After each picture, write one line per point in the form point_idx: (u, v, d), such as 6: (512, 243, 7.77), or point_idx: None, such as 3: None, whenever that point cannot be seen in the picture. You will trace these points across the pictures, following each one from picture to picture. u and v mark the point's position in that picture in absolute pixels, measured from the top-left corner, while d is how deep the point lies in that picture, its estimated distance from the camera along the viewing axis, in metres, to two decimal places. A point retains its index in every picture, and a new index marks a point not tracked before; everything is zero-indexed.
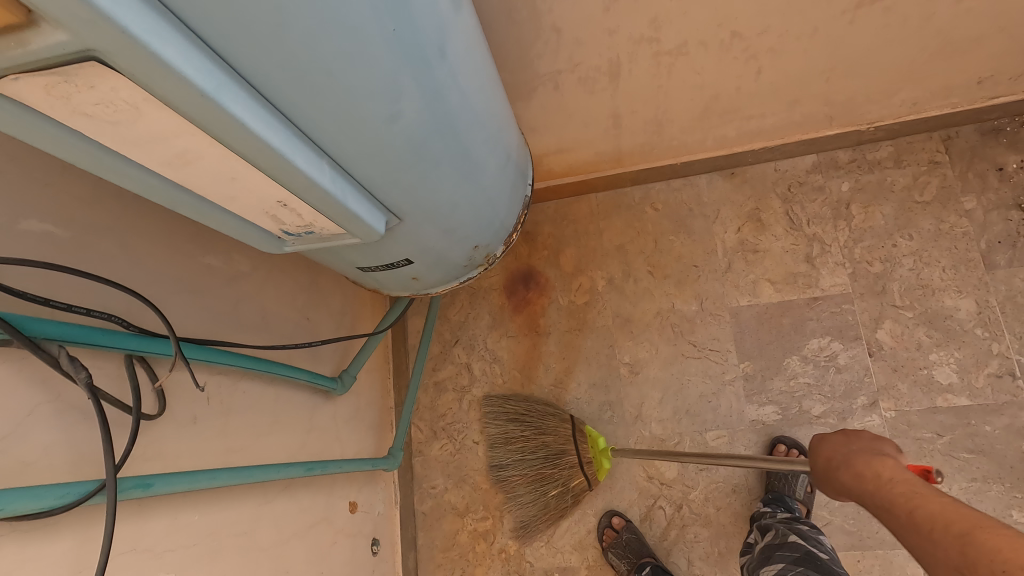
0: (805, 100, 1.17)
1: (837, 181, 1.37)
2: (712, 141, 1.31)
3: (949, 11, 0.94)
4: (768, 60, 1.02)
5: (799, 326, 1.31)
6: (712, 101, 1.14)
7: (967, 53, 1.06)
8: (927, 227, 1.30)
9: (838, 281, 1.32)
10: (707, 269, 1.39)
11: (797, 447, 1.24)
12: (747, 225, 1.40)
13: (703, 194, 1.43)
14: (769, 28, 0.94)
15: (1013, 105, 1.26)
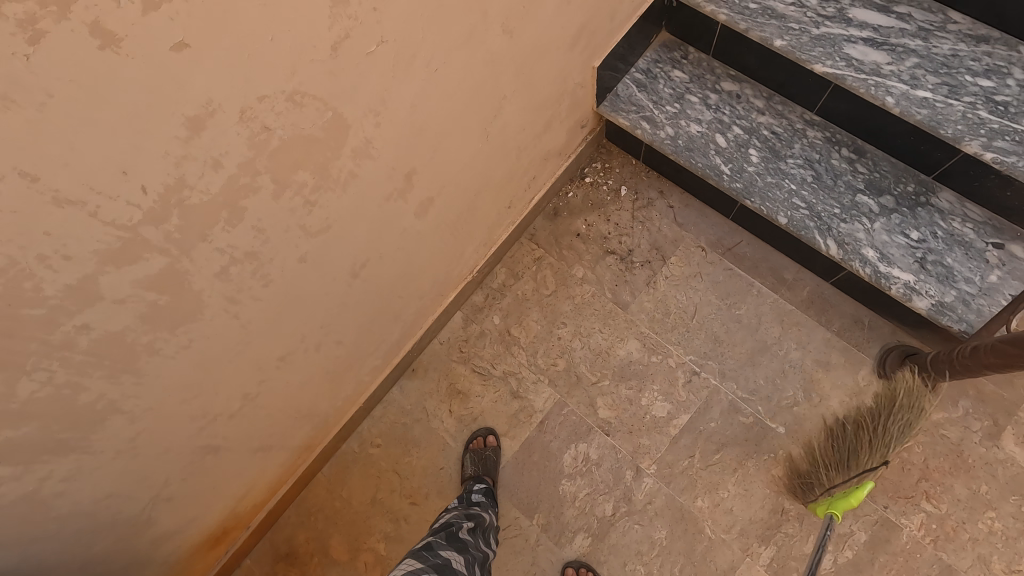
0: (404, 310, 1.27)
1: (488, 320, 1.50)
2: (370, 373, 1.35)
3: (426, 222, 1.10)
4: (336, 331, 1.08)
5: (548, 453, 1.39)
6: (331, 373, 1.17)
7: (476, 212, 1.25)
8: (569, 308, 1.49)
9: (546, 394, 1.43)
10: (452, 462, 1.41)
11: (583, 567, 1.30)
12: (454, 402, 1.46)
13: (404, 403, 1.46)
14: (307, 331, 1.00)
15: (547, 192, 1.52)
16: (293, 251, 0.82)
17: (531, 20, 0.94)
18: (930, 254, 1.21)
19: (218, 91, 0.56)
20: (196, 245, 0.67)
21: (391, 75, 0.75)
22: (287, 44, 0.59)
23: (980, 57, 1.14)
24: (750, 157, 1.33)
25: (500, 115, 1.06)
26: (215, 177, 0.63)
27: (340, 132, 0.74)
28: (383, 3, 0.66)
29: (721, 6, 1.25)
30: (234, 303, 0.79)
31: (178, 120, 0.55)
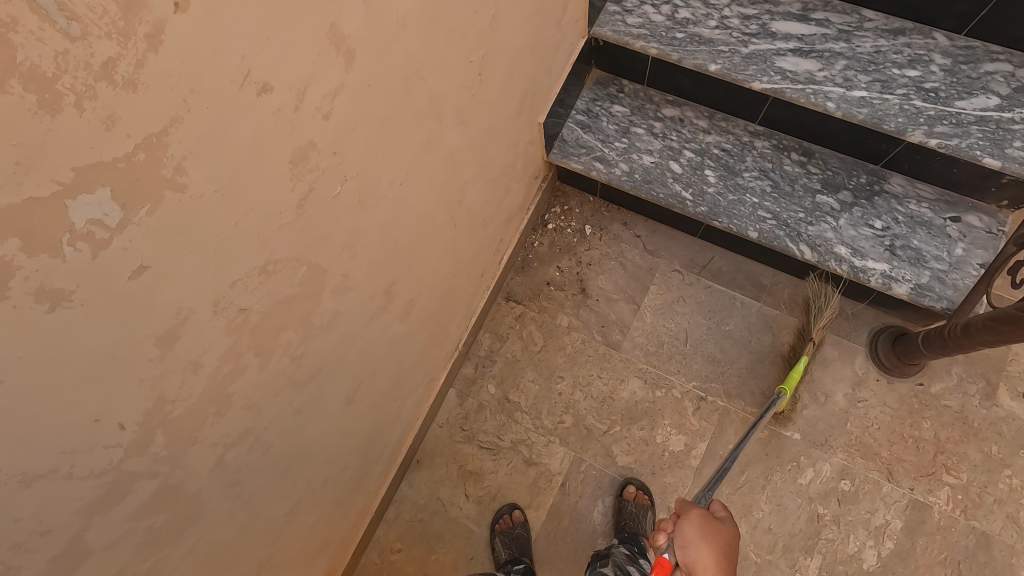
0: (401, 411, 1.20)
1: (484, 391, 1.45)
2: (377, 481, 1.26)
3: (411, 324, 1.03)
4: (340, 461, 1.00)
5: (576, 515, 1.35)
6: (340, 501, 1.09)
7: (454, 293, 1.20)
8: (563, 360, 1.45)
9: (560, 455, 1.39)
10: (482, 550, 1.33)
11: None
12: (468, 485, 1.39)
13: (416, 499, 1.38)
14: (311, 474, 0.91)
15: (515, 248, 1.48)
16: (287, 410, 0.74)
17: (481, 104, 0.90)
18: (898, 240, 1.24)
19: (187, 297, 0.49)
20: (187, 451, 0.59)
21: (359, 207, 0.69)
22: (252, 223, 0.53)
23: (901, 49, 1.18)
24: (707, 179, 1.34)
25: (465, 199, 1.01)
26: (197, 379, 0.55)
27: (317, 281, 0.67)
28: (342, 146, 0.61)
29: (649, 40, 1.25)
30: (234, 485, 0.70)
31: (148, 343, 0.48)
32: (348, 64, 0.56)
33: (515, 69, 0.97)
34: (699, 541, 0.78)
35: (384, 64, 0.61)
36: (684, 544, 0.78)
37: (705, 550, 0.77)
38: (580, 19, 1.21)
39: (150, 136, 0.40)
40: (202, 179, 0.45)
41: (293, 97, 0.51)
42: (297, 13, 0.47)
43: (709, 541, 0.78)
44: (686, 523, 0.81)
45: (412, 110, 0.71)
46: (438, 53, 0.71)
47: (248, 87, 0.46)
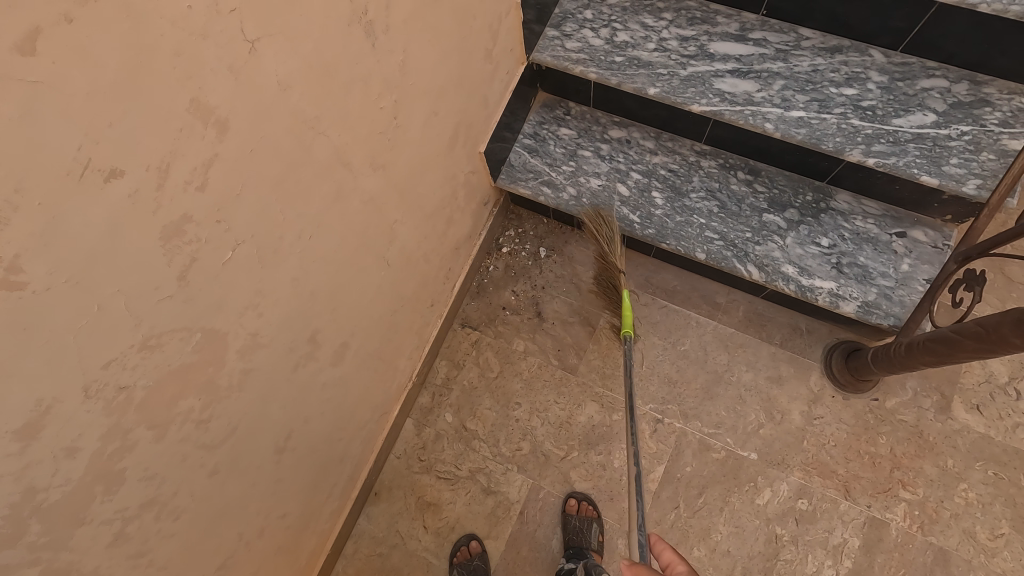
0: (349, 448, 1.19)
1: (441, 420, 1.43)
2: (329, 519, 1.25)
3: (347, 365, 1.02)
4: (278, 508, 0.99)
5: (535, 543, 1.33)
6: (284, 545, 1.07)
7: (398, 327, 1.18)
8: (519, 386, 1.44)
9: (519, 482, 1.38)
10: None
11: None
12: (427, 516, 1.37)
13: (374, 532, 1.36)
14: (243, 526, 0.90)
15: (468, 274, 1.47)
16: (200, 471, 0.73)
17: (401, 147, 0.89)
18: (844, 258, 1.24)
19: (46, 387, 0.48)
20: (74, 532, 0.57)
21: (260, 267, 0.68)
22: (121, 303, 0.52)
23: (838, 67, 1.17)
24: (654, 201, 1.33)
25: (396, 238, 1.01)
26: (74, 463, 0.54)
27: (216, 345, 0.66)
28: (226, 212, 0.59)
29: (588, 65, 1.24)
30: (143, 555, 0.69)
31: (5, 439, 0.46)
32: (220, 134, 0.55)
33: (439, 106, 0.97)
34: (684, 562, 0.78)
35: (265, 127, 0.60)
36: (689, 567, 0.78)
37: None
38: (516, 46, 1.20)
39: None
40: (45, 273, 0.44)
41: (154, 176, 0.50)
42: (145, 96, 0.46)
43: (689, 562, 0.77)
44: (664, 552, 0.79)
45: (312, 164, 0.70)
46: (335, 107, 0.70)
47: (91, 176, 0.44)
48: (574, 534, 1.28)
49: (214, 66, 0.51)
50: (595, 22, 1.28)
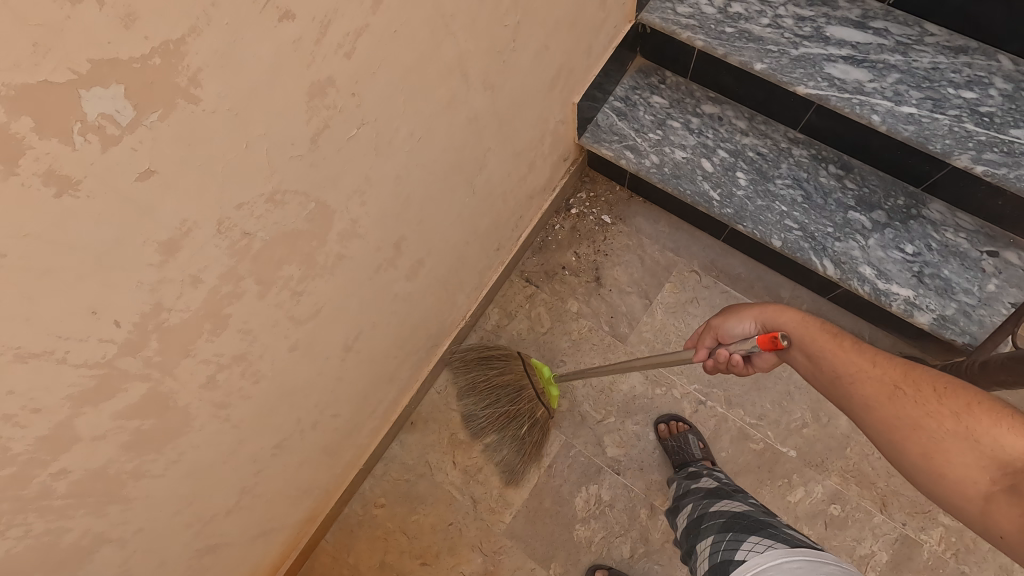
0: (399, 370, 1.22)
1: None
2: (368, 434, 1.29)
3: (417, 284, 1.05)
4: (333, 407, 1.03)
5: (559, 498, 1.35)
6: (330, 445, 1.12)
7: (466, 261, 1.21)
8: (566, 345, 1.45)
9: (551, 437, 1.39)
10: (462, 517, 1.35)
11: None
12: (458, 453, 1.40)
13: (406, 459, 1.40)
14: (302, 414, 0.94)
15: (534, 227, 1.48)
16: (283, 343, 0.77)
17: (510, 73, 0.90)
18: (927, 268, 1.20)
19: (190, 210, 0.51)
20: (179, 363, 0.61)
21: (374, 154, 0.70)
22: (263, 149, 0.54)
23: (960, 68, 1.13)
24: (737, 181, 1.31)
25: (485, 167, 1.02)
26: (195, 294, 0.57)
27: (324, 222, 0.69)
28: (362, 87, 0.62)
29: (697, 32, 1.22)
30: (223, 408, 0.73)
31: (150, 248, 0.50)
32: (375, 6, 0.57)
33: (551, 42, 0.97)
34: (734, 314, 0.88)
35: (410, 11, 0.62)
36: (758, 308, 0.87)
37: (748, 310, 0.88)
38: (628, 1, 1.19)
39: (167, 43, 0.41)
40: (217, 96, 0.47)
41: (315, 29, 0.52)
42: None
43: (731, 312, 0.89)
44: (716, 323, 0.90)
45: (437, 64, 0.72)
46: (467, 11, 0.71)
47: (270, 11, 0.47)
48: (676, 452, 1.29)
49: None
50: None
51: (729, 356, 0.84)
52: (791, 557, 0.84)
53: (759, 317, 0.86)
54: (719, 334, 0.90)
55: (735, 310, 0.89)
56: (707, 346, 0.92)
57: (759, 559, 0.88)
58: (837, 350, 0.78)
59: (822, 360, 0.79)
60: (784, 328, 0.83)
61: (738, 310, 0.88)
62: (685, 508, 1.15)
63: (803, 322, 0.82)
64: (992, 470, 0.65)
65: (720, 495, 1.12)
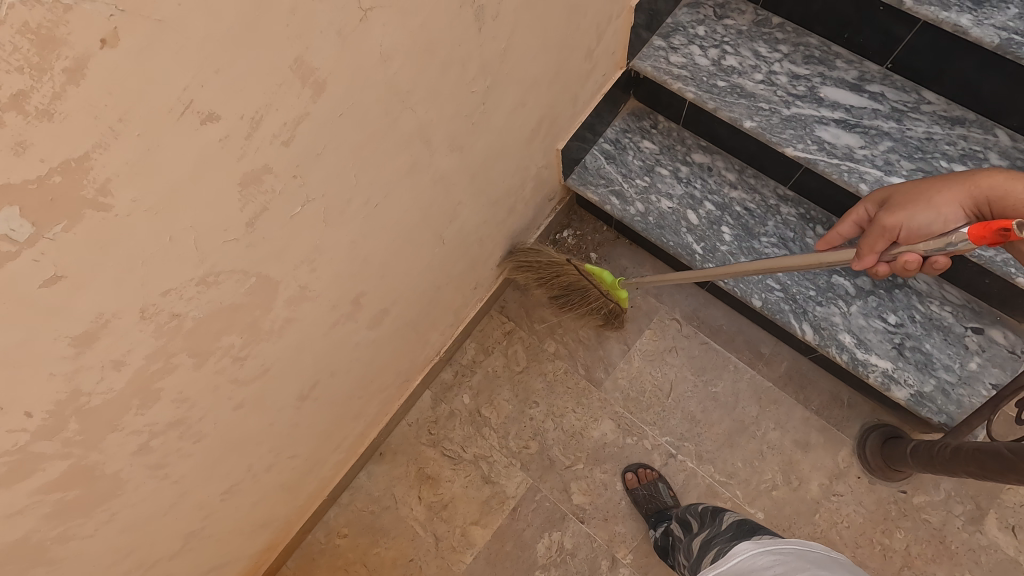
0: (366, 407, 1.21)
1: (458, 400, 1.44)
2: (333, 467, 1.28)
3: (381, 332, 1.04)
4: (290, 449, 1.02)
5: (521, 542, 1.34)
6: (288, 483, 1.11)
7: (439, 303, 1.19)
8: (541, 385, 1.44)
9: (518, 479, 1.38)
10: (423, 554, 1.35)
11: None
12: (424, 489, 1.39)
13: (371, 490, 1.40)
14: (254, 460, 0.93)
15: None
16: (227, 403, 0.76)
17: (482, 132, 0.88)
18: (908, 340, 1.17)
19: (108, 303, 0.50)
20: (105, 437, 0.60)
21: (323, 226, 0.69)
22: (191, 238, 0.53)
23: (955, 141, 1.09)
24: (722, 235, 1.28)
25: (457, 219, 1.01)
26: (119, 374, 0.56)
27: (267, 292, 0.68)
28: (304, 169, 0.60)
29: (688, 83, 1.19)
30: (160, 468, 0.72)
31: (63, 342, 0.49)
32: (315, 94, 0.55)
33: (529, 97, 0.95)
34: (921, 203, 0.73)
35: (358, 93, 0.60)
36: (929, 204, 0.72)
37: (943, 196, 0.72)
38: (619, 49, 1.17)
39: (68, 161, 0.40)
40: (132, 199, 0.46)
41: (245, 125, 0.51)
42: (254, 46, 0.47)
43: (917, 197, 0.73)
44: (896, 209, 0.74)
45: (394, 135, 0.70)
46: (428, 84, 0.69)
47: (189, 116, 0.45)
48: (647, 501, 1.29)
49: (325, 30, 0.52)
50: (706, 39, 1.23)
51: (925, 259, 0.67)
52: (781, 544, 0.87)
53: (966, 198, 0.71)
54: (899, 228, 0.73)
55: (923, 200, 0.73)
56: (890, 241, 0.73)
57: (751, 546, 0.89)
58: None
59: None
60: (1019, 207, 0.67)
61: (921, 203, 0.73)
62: (699, 535, 1.10)
63: (1009, 180, 0.69)
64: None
65: (727, 517, 1.09)
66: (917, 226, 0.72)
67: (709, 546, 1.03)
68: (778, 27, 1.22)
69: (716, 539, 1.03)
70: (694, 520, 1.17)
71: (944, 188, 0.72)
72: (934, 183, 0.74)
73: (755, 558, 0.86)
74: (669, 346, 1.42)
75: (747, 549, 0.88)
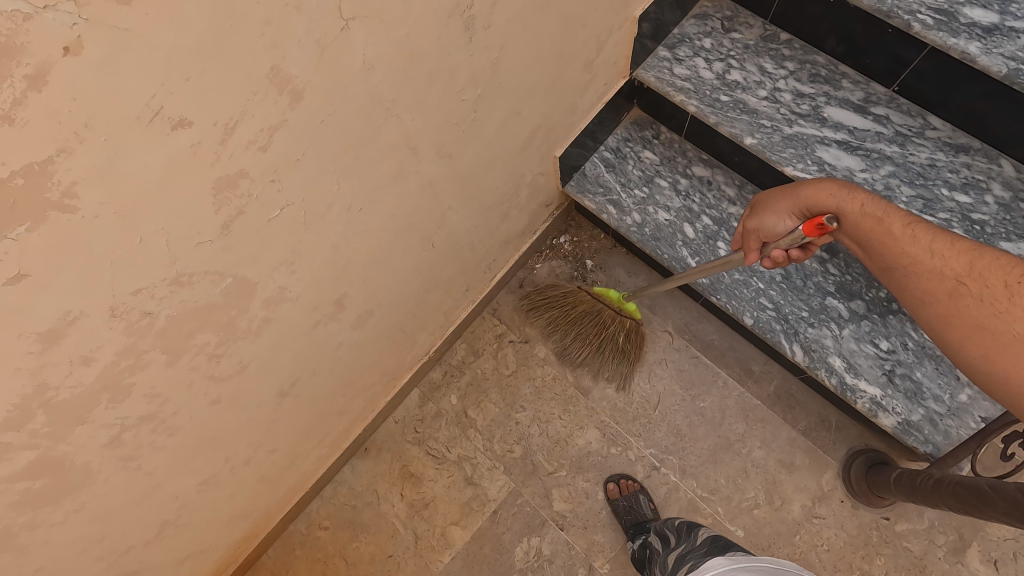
0: (350, 404, 1.22)
1: (445, 400, 1.45)
2: (316, 460, 1.29)
3: (366, 331, 1.04)
4: (269, 443, 1.03)
5: (499, 546, 1.34)
6: (268, 476, 1.12)
7: (427, 304, 1.19)
8: (528, 390, 1.44)
9: (500, 483, 1.38)
10: (401, 551, 1.35)
11: None
12: (406, 486, 1.40)
13: (354, 485, 1.40)
14: (232, 453, 0.94)
15: (511, 267, 1.46)
16: (202, 398, 0.76)
17: (472, 140, 0.88)
18: (899, 368, 1.15)
19: (75, 301, 0.51)
20: (74, 429, 0.61)
21: (303, 229, 0.69)
22: (162, 241, 0.54)
23: (957, 169, 1.07)
24: (717, 250, 1.27)
25: (446, 224, 1.00)
26: (88, 370, 0.57)
27: (244, 293, 0.68)
28: (283, 174, 0.60)
29: (690, 96, 1.18)
30: (132, 460, 0.73)
31: (27, 339, 0.49)
32: (293, 103, 0.55)
33: (523, 106, 0.94)
34: (762, 216, 0.84)
35: (339, 102, 0.60)
36: (770, 212, 0.83)
37: (775, 209, 0.82)
38: (620, 59, 1.18)
39: (31, 165, 0.40)
40: (98, 202, 0.46)
41: (219, 131, 0.51)
42: (226, 54, 0.46)
43: (762, 212, 0.84)
44: (751, 222, 0.86)
45: (378, 143, 0.70)
46: (413, 93, 0.69)
47: (158, 122, 0.46)
48: (627, 513, 1.29)
49: (303, 40, 0.51)
50: (711, 52, 1.22)
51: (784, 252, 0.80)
52: (753, 562, 0.84)
53: (794, 204, 0.81)
54: (759, 234, 0.85)
55: (766, 209, 0.84)
56: (757, 247, 0.86)
57: (725, 561, 0.86)
58: (843, 202, 0.76)
59: (842, 198, 0.77)
60: (832, 208, 0.77)
61: (767, 210, 0.83)
62: (675, 550, 1.08)
63: (818, 190, 0.79)
64: (940, 239, 0.70)
65: (703, 531, 1.07)
66: (780, 227, 0.83)
67: (684, 561, 1.01)
68: (785, 43, 1.20)
69: (691, 554, 1.01)
70: (672, 534, 1.15)
71: (778, 198, 0.83)
72: (778, 192, 0.84)
73: (729, 574, 0.83)
74: (660, 358, 1.41)
75: (722, 565, 0.85)
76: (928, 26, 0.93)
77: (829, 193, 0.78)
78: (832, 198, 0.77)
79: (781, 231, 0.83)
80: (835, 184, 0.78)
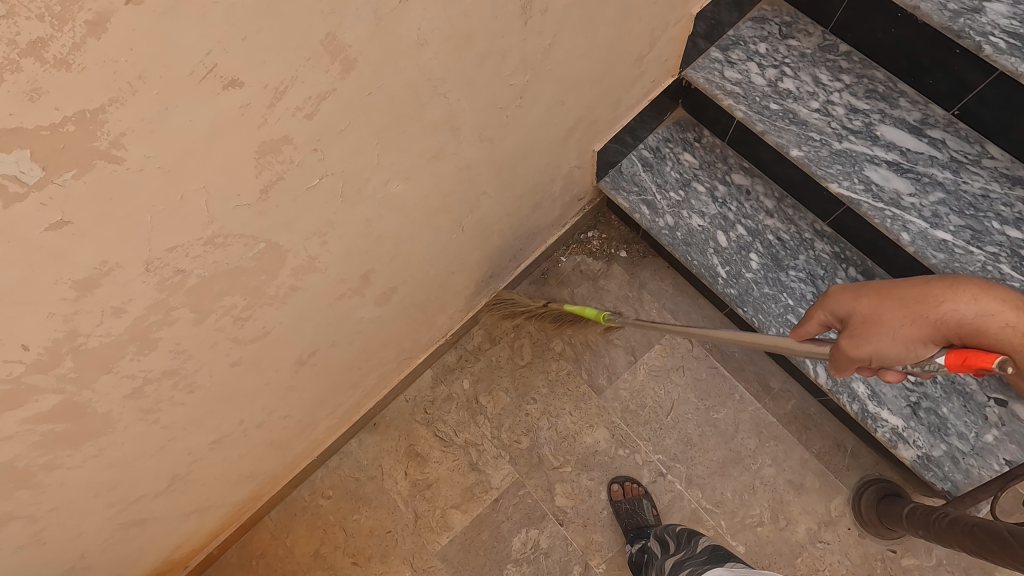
0: (364, 378, 1.22)
1: (457, 384, 1.45)
2: (326, 430, 1.30)
3: (388, 309, 1.04)
4: (283, 409, 1.04)
5: (497, 534, 1.35)
6: (277, 441, 1.13)
7: (450, 287, 1.19)
8: (541, 383, 1.43)
9: (504, 472, 1.38)
10: (400, 528, 1.37)
11: None
12: (411, 465, 1.40)
13: (360, 458, 1.42)
14: (246, 415, 0.95)
15: (536, 258, 1.44)
16: (224, 359, 0.77)
17: (514, 126, 0.86)
18: (925, 401, 1.12)
19: (112, 252, 0.51)
20: (99, 377, 0.62)
21: (339, 201, 0.69)
22: (201, 200, 0.53)
23: (1011, 202, 1.03)
24: (749, 262, 1.24)
25: (478, 209, 0.99)
26: (118, 321, 0.57)
27: (276, 259, 0.68)
28: (325, 144, 0.60)
29: (739, 101, 1.15)
30: (152, 412, 0.74)
31: (63, 285, 0.50)
32: (344, 72, 0.54)
33: (568, 97, 0.92)
34: (893, 333, 0.60)
35: (388, 75, 0.59)
36: (888, 334, 0.60)
37: (910, 320, 0.59)
38: (671, 57, 1.15)
39: (83, 112, 0.40)
40: (143, 155, 0.46)
41: (268, 95, 0.50)
42: (281, 16, 0.46)
43: (884, 324, 0.61)
44: (865, 335, 0.62)
45: (422, 121, 0.69)
46: (463, 72, 0.68)
47: (210, 80, 0.45)
48: (628, 516, 1.28)
49: (361, 10, 0.51)
50: (765, 58, 1.18)
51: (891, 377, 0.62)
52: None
53: (944, 322, 0.58)
54: (871, 358, 0.61)
55: (883, 326, 0.61)
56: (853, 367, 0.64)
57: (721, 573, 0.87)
58: (1019, 329, 0.57)
59: (1015, 324, 0.57)
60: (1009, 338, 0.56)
61: (889, 329, 0.60)
62: (673, 554, 1.08)
63: (981, 310, 0.58)
64: None
65: (703, 540, 1.06)
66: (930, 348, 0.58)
67: (681, 567, 1.01)
68: (844, 55, 1.16)
69: (690, 561, 1.00)
70: (671, 540, 1.15)
71: (913, 300, 0.60)
72: (893, 303, 0.61)
73: None
74: (677, 365, 1.39)
75: None
76: (1000, 50, 0.89)
77: (989, 314, 0.57)
78: (982, 322, 0.58)
79: (908, 359, 0.60)
80: (987, 300, 0.59)
